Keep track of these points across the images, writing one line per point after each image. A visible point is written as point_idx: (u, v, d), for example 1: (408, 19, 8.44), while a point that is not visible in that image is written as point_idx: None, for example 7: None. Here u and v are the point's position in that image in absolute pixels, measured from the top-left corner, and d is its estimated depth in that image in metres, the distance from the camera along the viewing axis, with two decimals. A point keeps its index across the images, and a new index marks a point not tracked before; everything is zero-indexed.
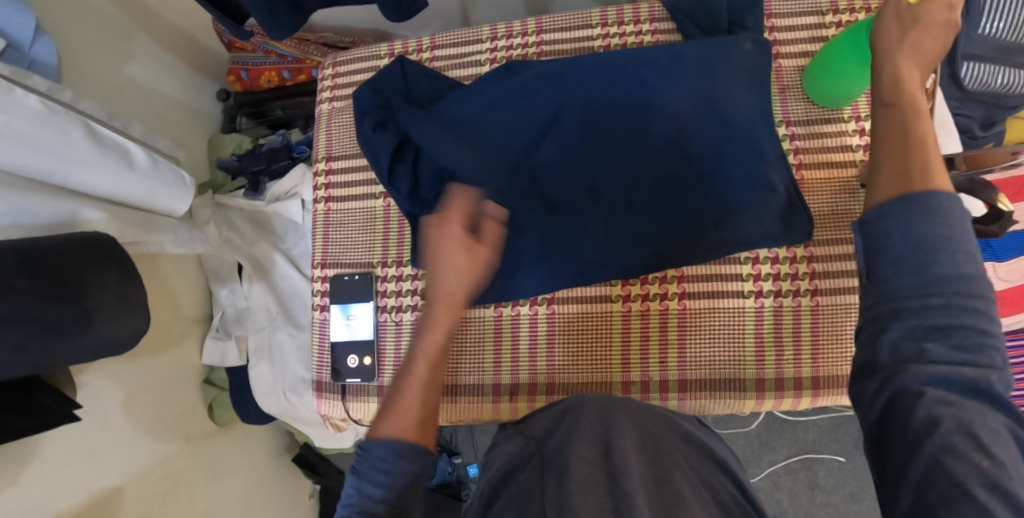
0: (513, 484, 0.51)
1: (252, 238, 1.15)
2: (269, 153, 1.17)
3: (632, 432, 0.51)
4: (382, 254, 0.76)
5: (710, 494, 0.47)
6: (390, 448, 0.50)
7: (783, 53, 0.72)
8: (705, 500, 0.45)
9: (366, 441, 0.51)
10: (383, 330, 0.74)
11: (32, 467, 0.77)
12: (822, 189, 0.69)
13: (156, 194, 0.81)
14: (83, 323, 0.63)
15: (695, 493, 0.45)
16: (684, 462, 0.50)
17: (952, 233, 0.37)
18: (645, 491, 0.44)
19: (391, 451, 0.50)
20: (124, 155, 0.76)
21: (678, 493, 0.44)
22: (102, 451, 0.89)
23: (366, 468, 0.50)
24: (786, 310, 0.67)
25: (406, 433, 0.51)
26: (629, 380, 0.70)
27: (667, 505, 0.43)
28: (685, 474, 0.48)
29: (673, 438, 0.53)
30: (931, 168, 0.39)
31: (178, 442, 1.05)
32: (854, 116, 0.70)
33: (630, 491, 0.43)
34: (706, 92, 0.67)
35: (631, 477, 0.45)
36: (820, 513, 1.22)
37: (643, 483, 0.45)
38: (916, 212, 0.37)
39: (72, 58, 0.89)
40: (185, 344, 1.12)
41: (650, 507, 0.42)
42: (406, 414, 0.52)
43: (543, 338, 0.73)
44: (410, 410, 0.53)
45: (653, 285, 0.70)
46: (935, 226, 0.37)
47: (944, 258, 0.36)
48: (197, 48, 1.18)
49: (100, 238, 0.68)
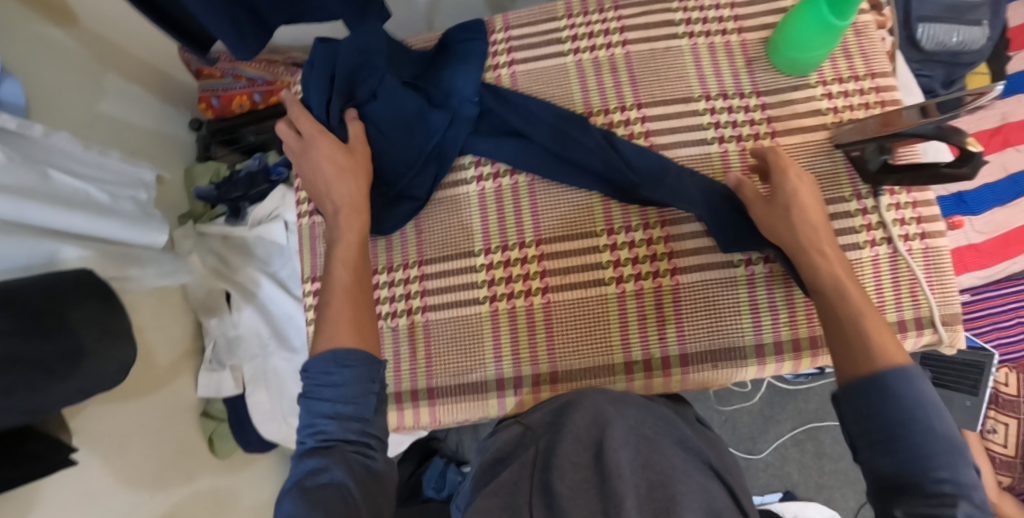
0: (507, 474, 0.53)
1: (237, 265, 1.14)
2: (247, 178, 1.16)
3: (628, 434, 0.50)
4: (372, 261, 0.74)
5: (705, 498, 0.45)
6: (330, 358, 0.52)
7: (746, 27, 0.73)
8: (699, 502, 0.44)
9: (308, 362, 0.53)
10: (381, 337, 0.72)
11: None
12: (798, 154, 0.70)
13: (132, 230, 0.82)
14: (70, 362, 0.63)
15: (690, 494, 0.45)
16: (680, 464, 0.49)
17: (919, 404, 0.44)
18: (636, 494, 0.44)
19: (333, 361, 0.52)
20: (84, 200, 0.77)
21: (672, 495, 0.44)
22: (103, 497, 0.87)
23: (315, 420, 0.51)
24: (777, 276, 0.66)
25: (345, 343, 0.53)
26: (631, 359, 0.66)
27: (657, 507, 0.43)
28: (683, 474, 0.47)
29: (670, 439, 0.53)
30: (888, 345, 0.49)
31: (178, 479, 1.03)
32: (821, 81, 0.71)
33: (620, 493, 0.43)
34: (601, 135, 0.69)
35: (622, 477, 0.45)
36: (831, 481, 1.23)
37: (635, 489, 0.44)
38: (894, 390, 0.45)
39: (39, 94, 0.86)
40: (176, 381, 1.09)
41: (638, 509, 0.42)
42: (341, 321, 0.55)
43: (541, 328, 0.68)
44: (343, 318, 0.56)
45: (641, 247, 0.68)
46: (896, 413, 0.44)
47: (913, 434, 0.43)
48: (164, 79, 1.17)
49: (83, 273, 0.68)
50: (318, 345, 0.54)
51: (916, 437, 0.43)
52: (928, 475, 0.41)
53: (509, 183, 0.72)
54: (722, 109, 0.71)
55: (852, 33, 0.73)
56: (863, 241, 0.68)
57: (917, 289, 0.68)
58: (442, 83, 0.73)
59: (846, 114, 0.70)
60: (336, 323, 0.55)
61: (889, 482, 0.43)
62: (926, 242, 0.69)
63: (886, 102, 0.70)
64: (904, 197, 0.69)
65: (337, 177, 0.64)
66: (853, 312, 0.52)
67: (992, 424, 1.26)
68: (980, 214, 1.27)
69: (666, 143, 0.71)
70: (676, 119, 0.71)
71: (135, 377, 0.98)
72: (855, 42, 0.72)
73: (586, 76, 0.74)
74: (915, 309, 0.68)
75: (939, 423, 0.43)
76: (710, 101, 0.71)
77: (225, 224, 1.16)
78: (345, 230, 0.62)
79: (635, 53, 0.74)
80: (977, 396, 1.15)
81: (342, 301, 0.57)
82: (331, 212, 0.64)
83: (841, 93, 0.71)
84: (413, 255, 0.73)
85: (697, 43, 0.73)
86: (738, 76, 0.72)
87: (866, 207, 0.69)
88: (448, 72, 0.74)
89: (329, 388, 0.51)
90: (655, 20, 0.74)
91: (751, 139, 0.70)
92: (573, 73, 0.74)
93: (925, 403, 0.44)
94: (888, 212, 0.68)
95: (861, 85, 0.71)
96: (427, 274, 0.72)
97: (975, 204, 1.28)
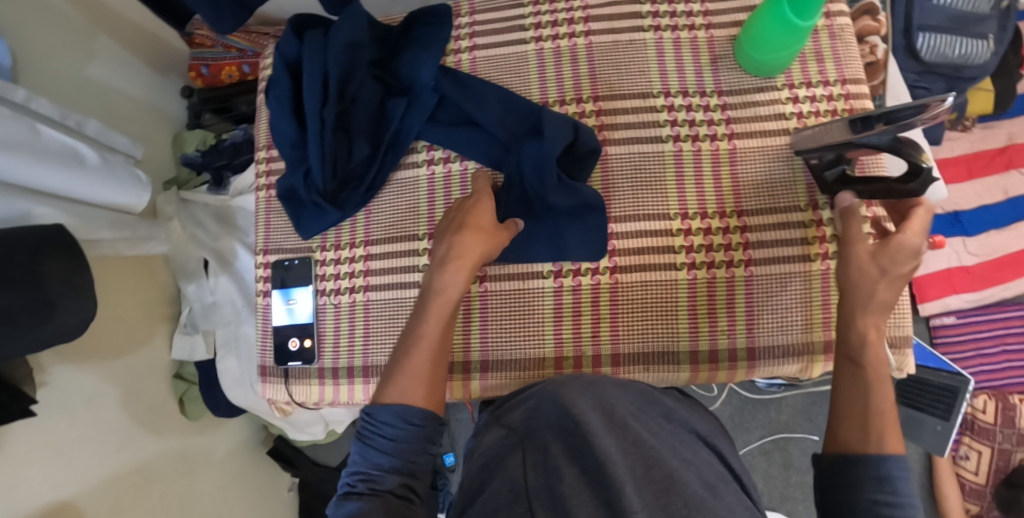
0: (492, 479, 0.50)
1: (216, 233, 1.10)
2: (232, 147, 1.14)
3: (604, 418, 0.50)
4: (321, 238, 0.74)
5: (696, 472, 0.47)
6: (398, 413, 0.52)
7: (715, 23, 0.71)
8: (693, 476, 0.46)
9: (372, 406, 0.54)
10: (323, 312, 0.74)
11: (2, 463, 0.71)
12: (754, 160, 0.68)
13: (112, 191, 0.78)
14: (35, 315, 0.59)
15: (684, 469, 0.47)
16: (663, 443, 0.49)
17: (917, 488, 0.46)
18: (633, 478, 0.44)
19: (399, 417, 0.52)
20: (69, 155, 0.72)
21: (668, 476, 0.45)
22: (70, 448, 0.81)
23: (371, 433, 0.53)
24: (701, 283, 0.66)
25: (415, 401, 0.54)
26: (562, 355, 0.67)
27: (659, 495, 0.43)
28: (667, 448, 0.48)
29: (653, 413, 0.53)
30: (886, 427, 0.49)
31: (150, 437, 0.97)
32: (788, 84, 0.69)
33: (620, 478, 0.44)
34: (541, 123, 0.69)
35: (616, 464, 0.45)
36: (796, 494, 1.22)
37: (630, 471, 0.45)
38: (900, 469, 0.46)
39: (26, 56, 0.84)
40: (152, 341, 1.04)
41: (642, 497, 0.42)
42: (415, 377, 0.55)
43: (476, 315, 0.69)
44: (419, 372, 0.56)
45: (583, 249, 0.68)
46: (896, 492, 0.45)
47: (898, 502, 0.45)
48: (157, 44, 1.14)
49: (53, 231, 0.64)
50: (386, 395, 0.54)
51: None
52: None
53: (459, 169, 0.72)
54: (681, 107, 0.70)
55: (825, 36, 0.70)
56: (814, 253, 0.66)
57: None
58: (404, 69, 0.72)
59: (809, 119, 0.68)
60: (408, 376, 0.55)
61: None
62: None
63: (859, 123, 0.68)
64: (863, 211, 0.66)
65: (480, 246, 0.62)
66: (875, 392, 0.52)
67: (965, 449, 1.20)
68: (975, 236, 1.23)
69: (620, 139, 0.70)
70: (631, 114, 0.70)
71: (110, 334, 0.92)
72: (828, 45, 0.70)
73: (547, 67, 0.73)
74: None
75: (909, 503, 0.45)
76: (669, 99, 0.70)
77: (209, 193, 1.13)
78: (449, 284, 0.60)
79: (598, 44, 0.72)
80: (948, 422, 1.12)
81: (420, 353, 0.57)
82: (444, 263, 0.62)
83: (807, 97, 0.69)
84: (360, 234, 0.73)
85: (662, 37, 0.72)
86: (701, 74, 0.71)
87: (821, 218, 0.66)
88: (410, 58, 0.72)
89: (388, 440, 0.52)
90: (622, 11, 0.73)
91: (707, 140, 0.69)
92: (533, 61, 0.73)
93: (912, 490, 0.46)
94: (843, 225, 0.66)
95: (830, 90, 0.69)
96: (372, 254, 0.73)
97: (971, 224, 1.24)
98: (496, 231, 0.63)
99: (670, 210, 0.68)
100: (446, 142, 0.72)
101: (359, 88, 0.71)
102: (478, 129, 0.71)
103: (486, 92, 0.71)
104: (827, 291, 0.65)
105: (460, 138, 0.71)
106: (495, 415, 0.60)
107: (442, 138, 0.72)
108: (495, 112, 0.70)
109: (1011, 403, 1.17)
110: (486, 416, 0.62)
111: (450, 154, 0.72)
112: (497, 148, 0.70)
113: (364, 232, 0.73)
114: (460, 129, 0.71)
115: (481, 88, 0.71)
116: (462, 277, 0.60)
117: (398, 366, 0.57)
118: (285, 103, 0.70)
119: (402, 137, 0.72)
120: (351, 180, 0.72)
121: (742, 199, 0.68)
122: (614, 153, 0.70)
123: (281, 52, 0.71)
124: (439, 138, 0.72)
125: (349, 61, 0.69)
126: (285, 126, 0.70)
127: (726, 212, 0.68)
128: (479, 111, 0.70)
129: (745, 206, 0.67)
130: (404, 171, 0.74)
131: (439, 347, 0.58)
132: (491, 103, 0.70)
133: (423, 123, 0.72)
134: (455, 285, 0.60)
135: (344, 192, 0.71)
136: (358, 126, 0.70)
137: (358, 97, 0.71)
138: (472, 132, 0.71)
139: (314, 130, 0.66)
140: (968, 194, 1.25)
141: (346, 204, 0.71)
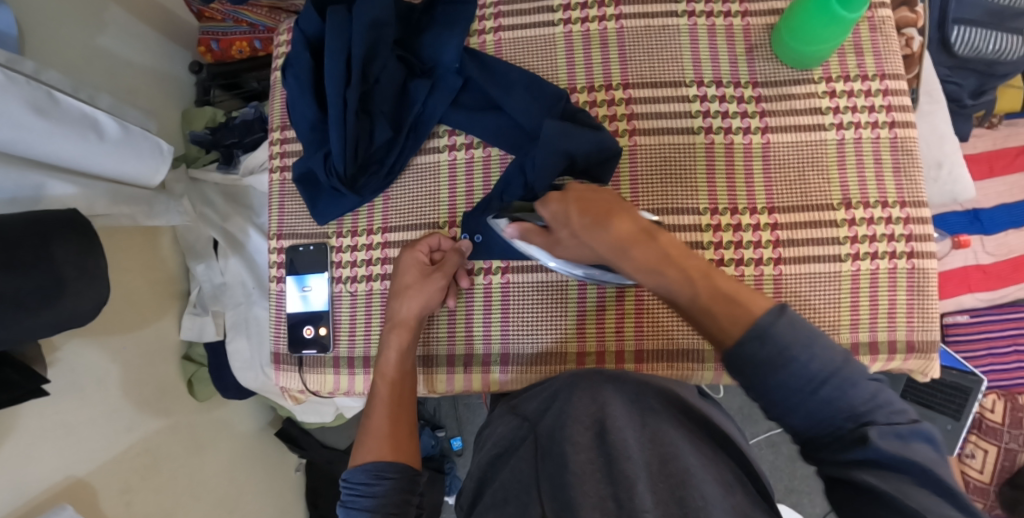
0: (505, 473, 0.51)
1: (225, 212, 1.07)
2: (244, 125, 1.11)
3: (628, 412, 0.49)
4: (337, 224, 0.73)
5: (716, 471, 0.45)
6: (369, 471, 0.57)
7: (751, 11, 0.69)
8: (712, 476, 0.44)
9: (349, 470, 0.58)
10: (338, 300, 0.72)
11: (5, 448, 0.70)
12: (789, 154, 0.66)
13: (130, 166, 0.73)
14: (43, 298, 0.57)
15: (702, 467, 0.44)
16: (681, 438, 0.47)
17: (806, 352, 0.42)
18: (645, 473, 0.43)
19: (370, 474, 0.57)
20: (90, 125, 0.67)
21: (684, 470, 0.43)
22: (78, 428, 0.81)
23: (349, 497, 0.57)
24: None
25: (382, 456, 0.58)
26: (584, 350, 0.66)
27: (673, 485, 0.42)
28: (689, 445, 0.46)
29: (670, 410, 0.52)
30: (734, 310, 0.47)
31: (160, 418, 0.96)
32: (825, 77, 0.67)
33: (631, 475, 0.42)
34: (565, 110, 0.67)
35: (631, 460, 0.44)
36: (800, 486, 1.22)
37: (644, 466, 0.43)
38: (765, 342, 0.43)
39: (29, 22, 0.81)
40: (160, 320, 1.02)
41: (653, 494, 0.41)
42: (377, 436, 0.60)
43: (497, 308, 0.68)
44: (380, 431, 0.60)
45: None
46: (798, 378, 0.42)
47: (814, 390, 0.42)
48: (167, 16, 1.11)
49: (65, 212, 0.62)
50: (356, 456, 0.59)
51: (813, 398, 0.42)
52: (831, 419, 0.42)
53: (482, 155, 0.70)
54: (714, 98, 0.68)
55: (867, 27, 0.67)
56: (845, 253, 0.64)
57: (895, 313, 0.64)
58: (427, 51, 0.71)
59: (846, 115, 0.66)
60: (373, 437, 0.59)
61: (814, 438, 0.43)
62: (913, 261, 0.64)
63: (895, 123, 0.66)
64: (896, 212, 0.64)
65: (413, 297, 0.65)
66: (689, 300, 0.50)
67: (971, 448, 1.16)
68: (992, 235, 1.20)
69: (650, 129, 0.68)
70: (663, 103, 0.68)
71: (115, 312, 0.90)
72: (868, 38, 0.67)
73: (575, 50, 0.70)
74: (890, 333, 0.64)
75: (812, 364, 0.42)
76: (702, 88, 0.68)
77: (220, 172, 1.09)
78: (388, 351, 0.64)
79: (629, 29, 0.70)
80: (958, 421, 1.13)
81: (376, 408, 0.62)
82: (387, 326, 0.66)
83: (845, 92, 0.66)
84: (378, 221, 0.72)
85: (696, 24, 0.69)
86: (736, 63, 0.68)
87: (854, 218, 0.65)
88: (431, 38, 0.71)
89: (363, 497, 0.56)
90: None
91: (739, 133, 0.67)
92: (560, 45, 0.71)
93: (800, 354, 0.42)
94: (875, 226, 0.64)
95: (868, 85, 0.66)
96: (390, 241, 0.71)
97: (989, 223, 1.21)
98: (425, 281, 0.65)
99: (699, 205, 0.66)
100: (470, 127, 0.69)
101: (382, 70, 0.68)
102: (501, 114, 0.69)
103: (509, 74, 0.69)
104: (856, 292, 0.64)
105: (480, 123, 0.69)
106: (510, 406, 0.60)
107: (463, 121, 0.70)
108: (516, 96, 0.67)
109: (1021, 404, 1.14)
110: (499, 409, 0.61)
111: (473, 140, 0.70)
112: (521, 134, 0.68)
113: (382, 221, 0.72)
114: (483, 113, 0.69)
115: (505, 71, 0.69)
116: (397, 337, 0.64)
117: (364, 429, 0.61)
118: (304, 83, 0.68)
119: (423, 123, 0.71)
120: (370, 164, 0.70)
121: (773, 195, 0.66)
122: (642, 144, 0.67)
123: (300, 28, 0.68)
124: (460, 122, 0.70)
125: (371, 40, 0.66)
126: (303, 108, 0.69)
127: (757, 209, 0.66)
128: (501, 94, 0.68)
129: (777, 202, 0.66)
130: (425, 156, 0.72)
131: (395, 399, 0.63)
132: (515, 87, 0.68)
133: (445, 106, 0.70)
134: (392, 348, 0.64)
135: (362, 177, 0.69)
136: (378, 110, 0.68)
137: (381, 79, 0.68)
138: (495, 115, 0.69)
139: (335, 114, 0.64)
140: (989, 192, 1.22)
141: (364, 189, 0.70)
